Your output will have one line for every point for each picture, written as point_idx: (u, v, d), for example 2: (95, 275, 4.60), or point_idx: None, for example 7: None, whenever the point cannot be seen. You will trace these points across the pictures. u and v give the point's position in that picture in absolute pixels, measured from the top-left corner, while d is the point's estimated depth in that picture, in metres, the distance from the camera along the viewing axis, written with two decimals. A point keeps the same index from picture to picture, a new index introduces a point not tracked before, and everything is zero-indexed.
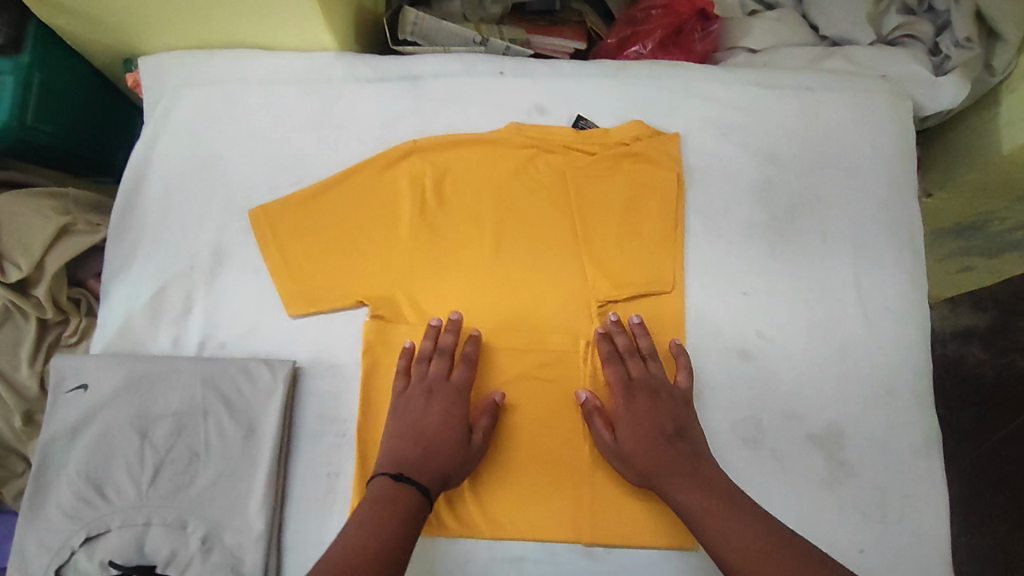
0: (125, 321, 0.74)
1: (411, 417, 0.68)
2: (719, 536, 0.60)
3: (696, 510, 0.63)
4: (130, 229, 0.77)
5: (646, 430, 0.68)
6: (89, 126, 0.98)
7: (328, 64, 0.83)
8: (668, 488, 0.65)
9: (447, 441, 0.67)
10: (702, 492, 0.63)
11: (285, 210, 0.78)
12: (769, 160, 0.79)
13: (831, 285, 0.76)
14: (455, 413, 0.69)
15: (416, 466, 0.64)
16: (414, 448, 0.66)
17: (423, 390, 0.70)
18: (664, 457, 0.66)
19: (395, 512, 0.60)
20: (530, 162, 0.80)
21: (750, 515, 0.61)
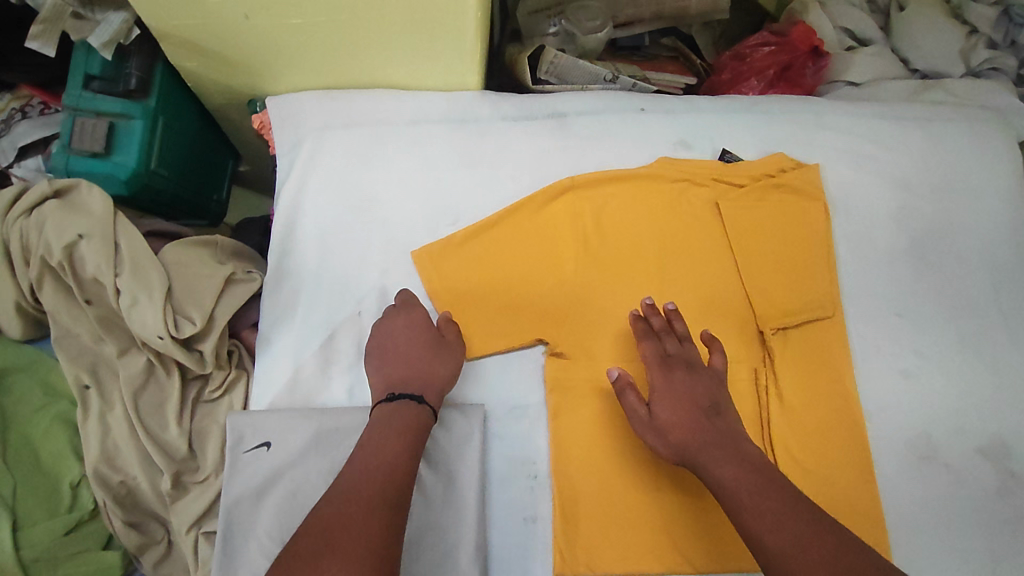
0: (295, 372, 0.71)
1: (386, 342, 0.69)
2: (750, 510, 0.56)
3: (726, 484, 0.58)
4: (291, 276, 0.75)
5: (682, 402, 0.65)
6: (194, 170, 0.94)
7: (472, 104, 0.84)
8: (704, 462, 0.60)
9: (427, 356, 0.68)
10: (736, 465, 0.59)
11: (447, 251, 0.77)
12: (903, 187, 0.85)
13: (974, 304, 0.81)
14: (421, 323, 0.71)
15: (403, 381, 0.65)
16: (397, 365, 0.67)
17: (394, 319, 0.71)
18: (700, 429, 0.62)
19: (400, 424, 0.61)
20: (683, 194, 0.82)
21: (775, 486, 0.57)
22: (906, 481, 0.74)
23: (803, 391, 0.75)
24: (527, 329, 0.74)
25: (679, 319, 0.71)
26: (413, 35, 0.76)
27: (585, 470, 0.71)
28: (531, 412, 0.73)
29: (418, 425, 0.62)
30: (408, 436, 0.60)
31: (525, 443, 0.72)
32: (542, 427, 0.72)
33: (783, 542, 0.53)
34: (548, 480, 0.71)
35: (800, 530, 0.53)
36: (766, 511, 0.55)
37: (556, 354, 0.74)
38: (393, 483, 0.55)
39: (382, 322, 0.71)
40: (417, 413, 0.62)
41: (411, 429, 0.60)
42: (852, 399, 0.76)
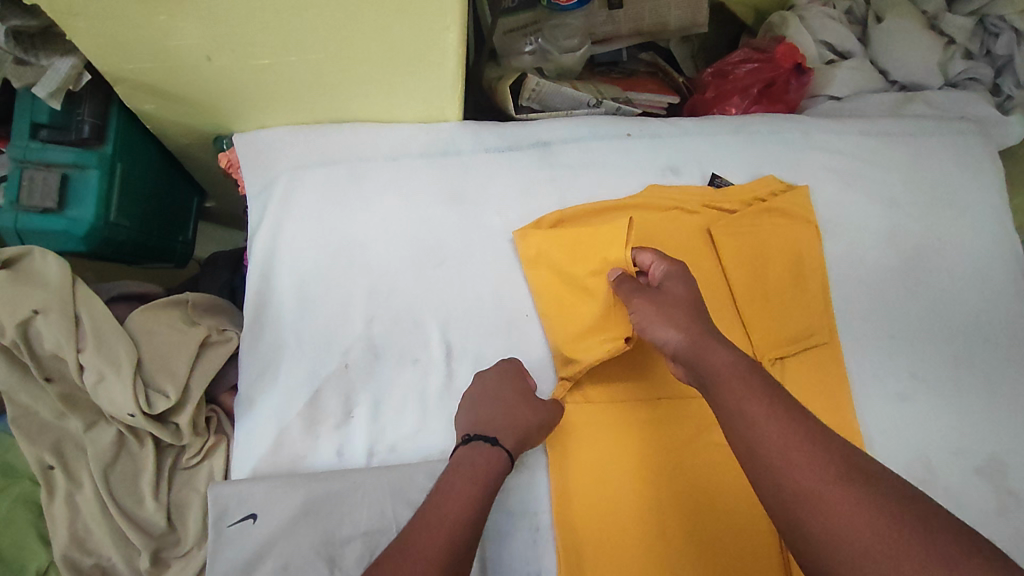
0: (279, 434, 0.67)
1: (487, 395, 0.66)
2: (746, 398, 0.50)
3: (720, 370, 0.53)
4: (268, 331, 0.71)
5: (671, 311, 0.58)
6: (158, 213, 0.89)
7: (453, 136, 0.80)
8: (701, 349, 0.55)
9: (518, 404, 0.65)
10: (733, 355, 0.54)
11: (432, 295, 0.74)
12: (892, 205, 0.84)
13: (964, 320, 0.81)
14: (523, 386, 0.68)
15: (500, 427, 0.63)
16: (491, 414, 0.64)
17: (495, 375, 0.68)
18: (696, 325, 0.57)
19: (471, 475, 0.58)
20: (674, 219, 0.80)
21: (767, 383, 0.52)
22: None
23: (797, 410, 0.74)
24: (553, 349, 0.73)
25: (645, 253, 0.68)
26: (388, 70, 0.72)
27: (590, 516, 0.68)
28: (530, 460, 0.70)
29: (491, 467, 0.59)
30: (477, 487, 0.57)
31: (525, 494, 0.69)
32: (542, 475, 0.70)
33: (775, 436, 0.47)
34: (552, 530, 0.68)
35: (797, 423, 0.48)
36: (759, 401, 0.50)
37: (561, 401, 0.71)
38: (450, 548, 0.52)
39: (485, 380, 0.68)
40: (495, 457, 0.60)
41: (484, 478, 0.58)
42: (852, 421, 0.75)
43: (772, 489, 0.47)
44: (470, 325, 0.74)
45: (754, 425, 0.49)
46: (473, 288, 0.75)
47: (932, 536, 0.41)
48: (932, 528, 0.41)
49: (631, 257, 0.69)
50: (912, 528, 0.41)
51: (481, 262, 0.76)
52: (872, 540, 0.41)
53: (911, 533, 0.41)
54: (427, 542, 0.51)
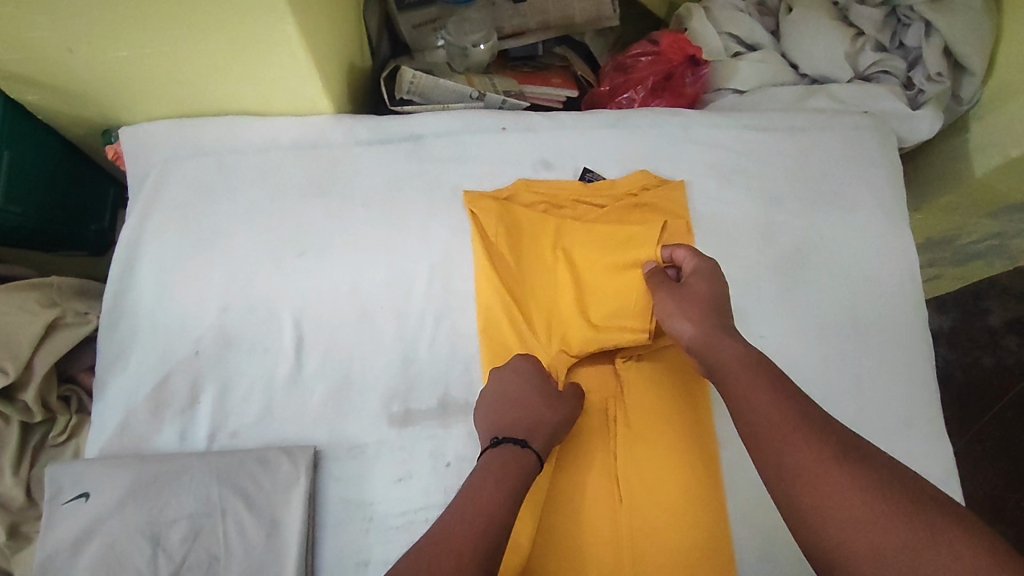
0: (125, 417, 0.70)
1: (514, 399, 0.67)
2: (756, 392, 0.56)
3: (732, 366, 0.59)
4: (125, 318, 0.74)
5: (689, 307, 0.64)
6: (58, 200, 0.93)
7: (325, 128, 0.81)
8: (710, 342, 0.61)
9: (545, 410, 0.67)
10: (746, 351, 0.60)
11: (290, 285, 0.75)
12: (772, 204, 0.82)
13: (841, 321, 0.78)
14: (548, 387, 0.69)
15: (526, 431, 0.64)
16: (517, 417, 0.65)
17: (518, 376, 0.69)
18: (715, 320, 0.63)
19: (501, 478, 0.59)
20: (547, 214, 0.79)
21: (772, 378, 0.57)
22: (758, 512, 0.72)
23: (646, 397, 0.73)
24: (482, 318, 0.75)
25: (678, 250, 0.71)
26: (246, 63, 0.73)
27: (420, 507, 0.68)
28: (370, 451, 0.70)
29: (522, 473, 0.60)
30: (501, 490, 0.57)
31: (362, 485, 0.69)
32: (382, 465, 0.70)
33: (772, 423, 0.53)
34: (385, 522, 0.68)
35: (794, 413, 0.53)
36: (765, 391, 0.55)
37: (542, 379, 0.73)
38: (482, 551, 0.52)
39: (512, 383, 0.69)
40: (526, 461, 0.62)
41: (510, 481, 0.59)
42: (704, 425, 0.73)
43: (776, 477, 0.51)
44: (325, 314, 0.75)
45: (764, 419, 0.54)
46: (331, 279, 0.76)
47: (919, 510, 0.46)
48: (918, 501, 0.47)
49: (664, 252, 0.72)
50: (903, 503, 0.47)
51: (343, 253, 0.77)
52: (865, 511, 0.47)
53: (896, 503, 0.47)
54: (462, 544, 0.52)
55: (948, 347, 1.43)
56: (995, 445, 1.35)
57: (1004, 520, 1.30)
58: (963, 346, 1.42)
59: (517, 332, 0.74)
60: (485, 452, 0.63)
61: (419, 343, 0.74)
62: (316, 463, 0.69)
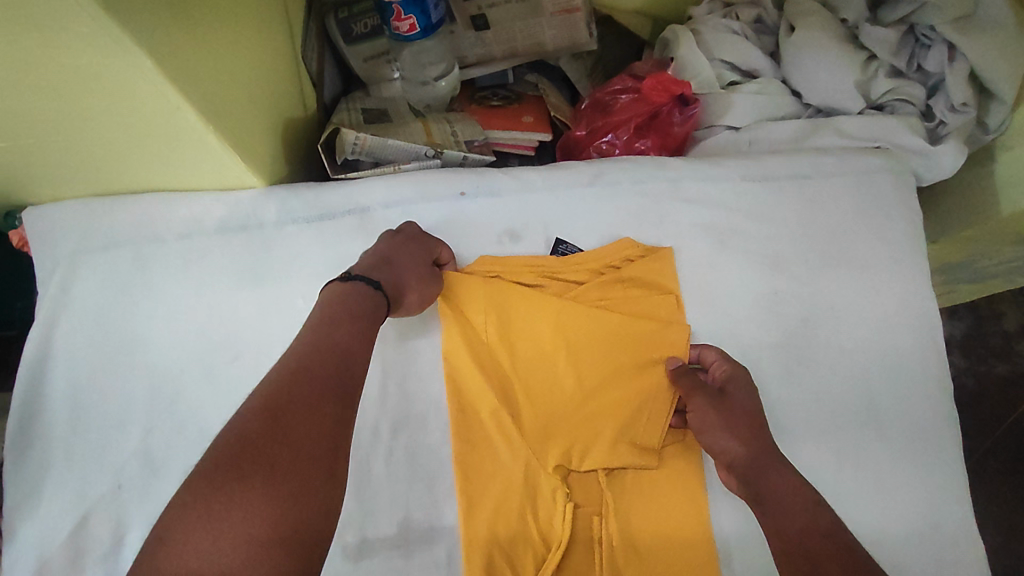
0: (39, 570, 0.60)
1: (379, 250, 0.63)
2: (801, 518, 0.53)
3: (781, 490, 0.55)
4: (36, 447, 0.64)
5: (735, 422, 0.61)
6: None
7: (255, 205, 0.70)
8: (761, 469, 0.57)
9: (405, 262, 0.63)
10: (795, 479, 0.56)
11: (223, 398, 0.65)
12: (774, 269, 0.72)
13: (858, 404, 0.69)
14: (419, 258, 0.64)
15: (377, 275, 0.60)
16: (375, 263, 0.61)
17: (391, 235, 0.65)
18: (758, 439, 0.60)
19: (349, 307, 0.55)
20: (528, 299, 0.68)
21: (825, 518, 0.53)
22: None
23: (640, 510, 0.64)
24: (459, 424, 0.65)
25: (706, 351, 0.67)
26: (150, 147, 0.61)
27: None
28: None
29: (364, 310, 0.55)
30: (351, 326, 0.53)
31: None
32: None
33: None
34: None
35: (840, 551, 0.50)
36: (812, 518, 0.53)
37: (530, 496, 0.63)
38: (334, 383, 0.48)
39: (390, 241, 0.64)
40: (371, 297, 0.57)
41: (355, 315, 0.54)
42: (709, 563, 0.63)
43: None
44: None
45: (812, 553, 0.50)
46: None
47: None
48: None
49: (691, 353, 0.68)
50: None
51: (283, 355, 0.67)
52: None
53: None
54: (317, 367, 0.48)
55: (960, 357, 1.34)
56: (1011, 461, 1.27)
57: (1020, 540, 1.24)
58: (977, 354, 1.33)
59: (504, 440, 0.64)
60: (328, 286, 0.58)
61: (374, 458, 0.64)
62: None
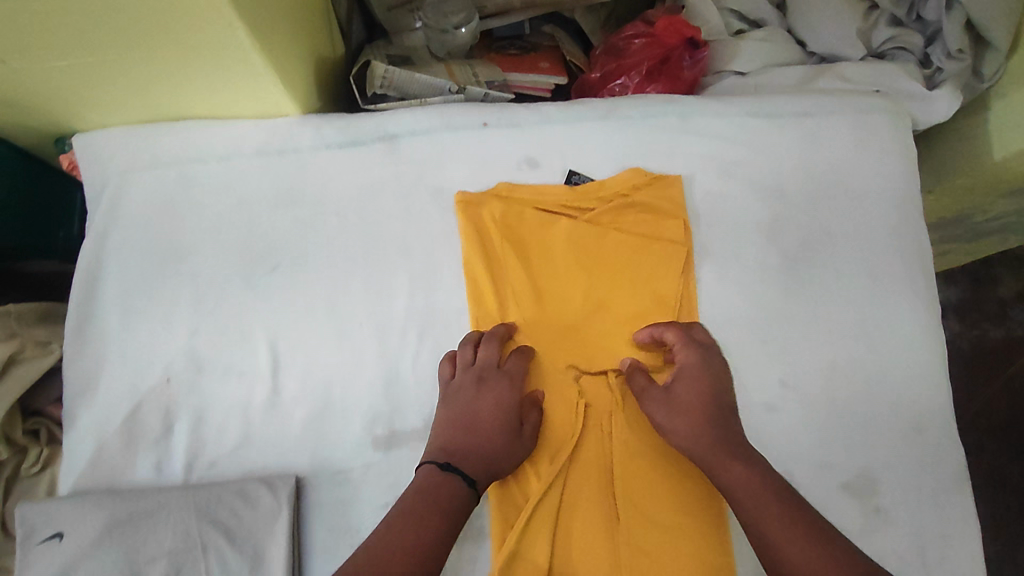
0: (97, 449, 0.67)
1: (465, 408, 0.66)
2: (760, 511, 0.58)
3: (741, 489, 0.60)
4: (89, 343, 0.69)
5: (688, 419, 0.65)
6: (18, 213, 0.87)
7: (292, 130, 0.75)
8: (716, 464, 0.62)
9: (494, 444, 0.65)
10: (749, 469, 0.61)
11: (263, 304, 0.71)
12: (775, 199, 0.77)
13: (852, 324, 0.75)
14: (508, 400, 0.67)
15: (465, 460, 0.63)
16: (464, 435, 0.65)
17: (473, 380, 0.67)
18: (708, 431, 0.64)
19: (447, 494, 0.60)
20: (543, 223, 0.74)
21: (791, 504, 0.58)
22: None
23: None
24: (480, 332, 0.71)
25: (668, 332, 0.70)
26: (202, 70, 0.66)
27: None
28: (356, 477, 0.68)
29: (454, 499, 0.60)
30: (444, 501, 0.60)
31: (350, 511, 0.67)
32: (369, 491, 0.67)
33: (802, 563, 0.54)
34: None
35: (799, 528, 0.56)
36: (772, 509, 0.58)
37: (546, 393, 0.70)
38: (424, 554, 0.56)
39: (471, 398, 0.66)
40: (460, 496, 0.61)
41: (448, 513, 0.59)
42: None
43: None
44: (301, 335, 0.70)
45: (775, 546, 0.56)
46: (307, 296, 0.71)
47: None
48: None
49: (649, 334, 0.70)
50: None
51: (318, 267, 0.72)
52: None
53: None
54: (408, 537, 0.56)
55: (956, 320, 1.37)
56: (1000, 423, 1.29)
57: (1005, 501, 1.26)
58: (971, 318, 1.35)
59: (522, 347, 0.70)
60: (421, 478, 0.62)
61: (403, 360, 0.70)
62: (299, 490, 0.67)
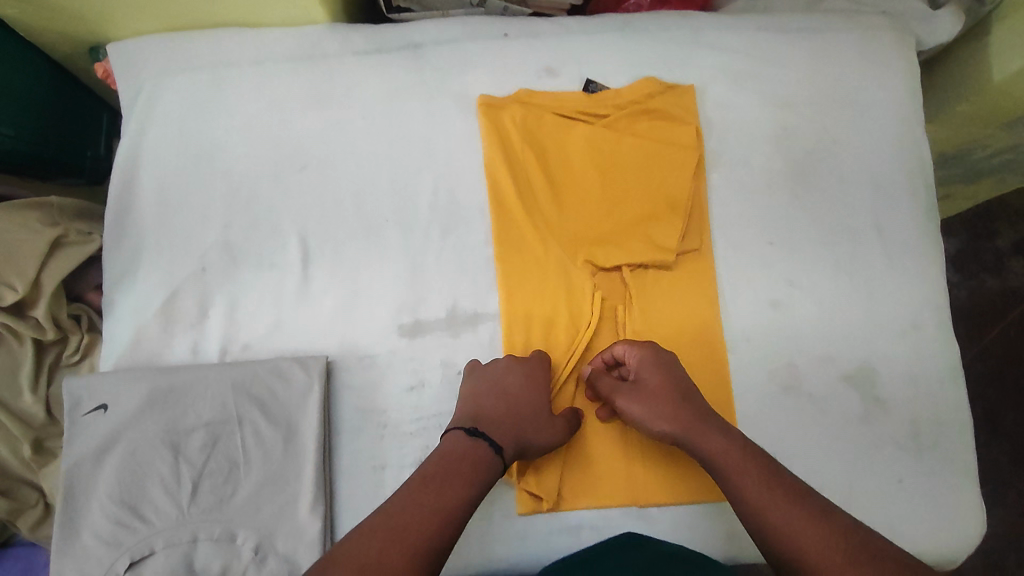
0: (138, 332, 0.71)
1: (498, 381, 0.66)
2: (744, 483, 0.58)
3: (721, 461, 0.60)
4: (129, 234, 0.73)
5: (658, 406, 0.65)
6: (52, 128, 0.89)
7: (320, 38, 0.78)
8: (694, 442, 0.62)
9: (526, 423, 0.64)
10: (727, 441, 0.61)
11: (293, 201, 0.74)
12: (784, 109, 0.80)
13: (855, 227, 0.78)
14: (537, 378, 0.68)
15: (495, 427, 0.62)
16: (495, 404, 0.64)
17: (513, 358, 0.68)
18: (681, 416, 0.64)
19: (478, 457, 0.59)
20: (562, 127, 0.77)
21: (769, 467, 0.58)
22: (766, 415, 0.73)
23: (659, 302, 0.74)
24: (501, 224, 0.74)
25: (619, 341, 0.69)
26: None
27: (434, 414, 0.70)
28: (382, 361, 0.71)
29: (479, 467, 0.58)
30: (475, 460, 0.59)
31: (376, 393, 0.70)
32: (393, 374, 0.71)
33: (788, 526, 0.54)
34: (399, 428, 0.69)
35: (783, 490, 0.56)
36: (752, 475, 0.58)
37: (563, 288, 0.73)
38: (451, 511, 0.55)
39: (507, 373, 0.67)
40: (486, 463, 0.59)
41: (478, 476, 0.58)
42: (717, 349, 0.73)
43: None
44: (329, 229, 0.74)
45: (761, 514, 0.55)
46: (334, 195, 0.74)
47: None
48: None
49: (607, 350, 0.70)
50: None
51: (345, 168, 0.75)
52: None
53: None
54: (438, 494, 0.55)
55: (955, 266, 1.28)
56: (992, 379, 1.19)
57: (988, 461, 1.17)
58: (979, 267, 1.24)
59: (541, 241, 0.73)
60: (450, 442, 0.60)
61: (427, 254, 0.73)
62: (329, 373, 0.70)
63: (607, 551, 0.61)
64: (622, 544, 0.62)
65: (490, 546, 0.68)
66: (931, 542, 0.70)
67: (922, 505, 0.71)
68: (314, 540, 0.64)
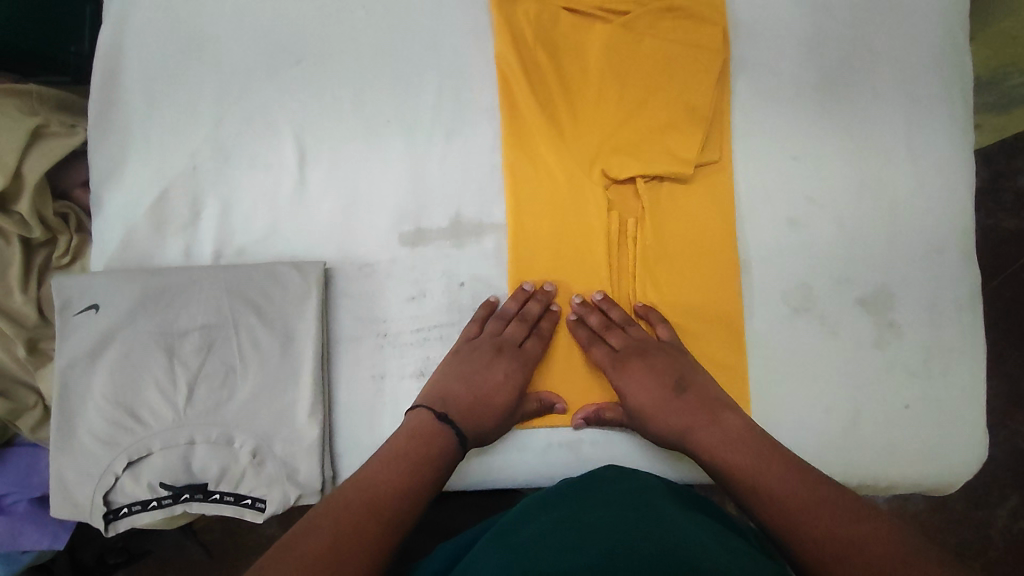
0: (128, 231, 0.68)
1: (461, 368, 0.64)
2: (759, 475, 0.53)
3: (721, 453, 0.57)
4: (114, 128, 0.69)
5: (654, 392, 0.63)
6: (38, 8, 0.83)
7: None
8: (696, 441, 0.59)
9: (492, 412, 0.62)
10: (724, 432, 0.58)
11: (286, 98, 0.69)
12: (819, 11, 0.74)
13: (884, 143, 0.73)
14: (517, 376, 0.65)
15: (463, 412, 0.61)
16: (464, 390, 0.62)
17: (494, 344, 0.65)
18: (679, 414, 0.61)
19: (444, 445, 0.58)
20: (577, 26, 0.72)
21: (774, 451, 0.56)
22: (778, 337, 0.70)
23: (675, 216, 0.70)
24: (510, 127, 0.69)
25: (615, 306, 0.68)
26: None
27: (435, 325, 0.68)
28: (382, 270, 0.68)
29: (444, 454, 0.58)
30: (433, 449, 0.57)
31: (373, 302, 0.68)
32: (393, 284, 0.68)
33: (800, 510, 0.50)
34: (399, 338, 0.67)
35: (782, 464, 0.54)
36: (757, 462, 0.55)
37: (574, 199, 0.69)
38: (420, 486, 0.54)
39: (485, 357, 0.64)
40: (443, 443, 0.58)
41: (440, 458, 0.57)
42: (735, 266, 0.70)
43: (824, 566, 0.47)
44: (325, 129, 0.69)
45: (772, 499, 0.52)
46: (328, 92, 0.70)
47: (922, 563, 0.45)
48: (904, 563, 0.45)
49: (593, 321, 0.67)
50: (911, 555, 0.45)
51: (341, 62, 0.70)
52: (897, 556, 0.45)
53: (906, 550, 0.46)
54: (402, 469, 0.54)
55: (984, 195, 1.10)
56: (995, 330, 1.07)
57: (993, 419, 1.06)
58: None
59: (552, 147, 0.69)
60: (415, 421, 0.59)
61: (429, 159, 0.69)
62: (326, 281, 0.68)
63: (585, 487, 0.55)
64: (600, 481, 0.56)
65: (490, 453, 0.67)
66: (936, 466, 0.68)
67: (931, 433, 0.69)
68: (312, 445, 0.64)
